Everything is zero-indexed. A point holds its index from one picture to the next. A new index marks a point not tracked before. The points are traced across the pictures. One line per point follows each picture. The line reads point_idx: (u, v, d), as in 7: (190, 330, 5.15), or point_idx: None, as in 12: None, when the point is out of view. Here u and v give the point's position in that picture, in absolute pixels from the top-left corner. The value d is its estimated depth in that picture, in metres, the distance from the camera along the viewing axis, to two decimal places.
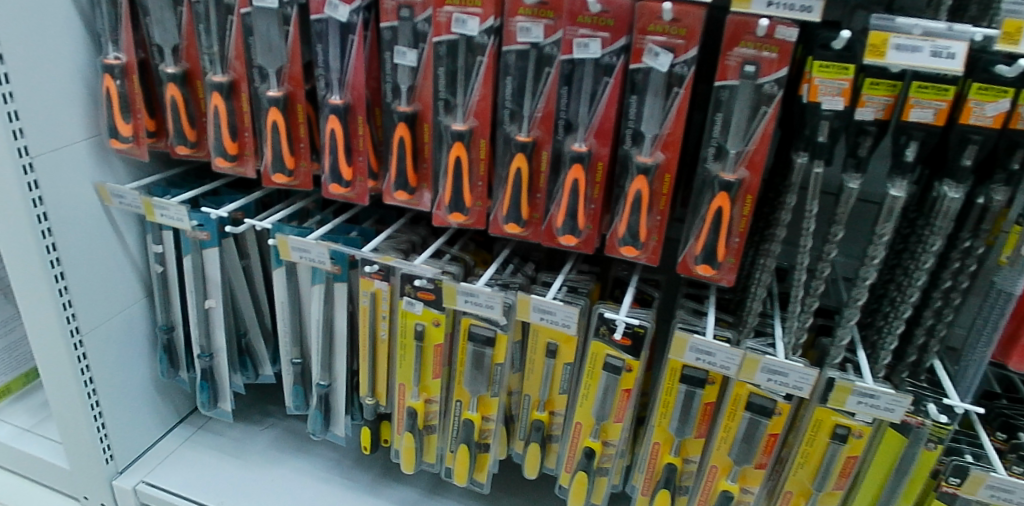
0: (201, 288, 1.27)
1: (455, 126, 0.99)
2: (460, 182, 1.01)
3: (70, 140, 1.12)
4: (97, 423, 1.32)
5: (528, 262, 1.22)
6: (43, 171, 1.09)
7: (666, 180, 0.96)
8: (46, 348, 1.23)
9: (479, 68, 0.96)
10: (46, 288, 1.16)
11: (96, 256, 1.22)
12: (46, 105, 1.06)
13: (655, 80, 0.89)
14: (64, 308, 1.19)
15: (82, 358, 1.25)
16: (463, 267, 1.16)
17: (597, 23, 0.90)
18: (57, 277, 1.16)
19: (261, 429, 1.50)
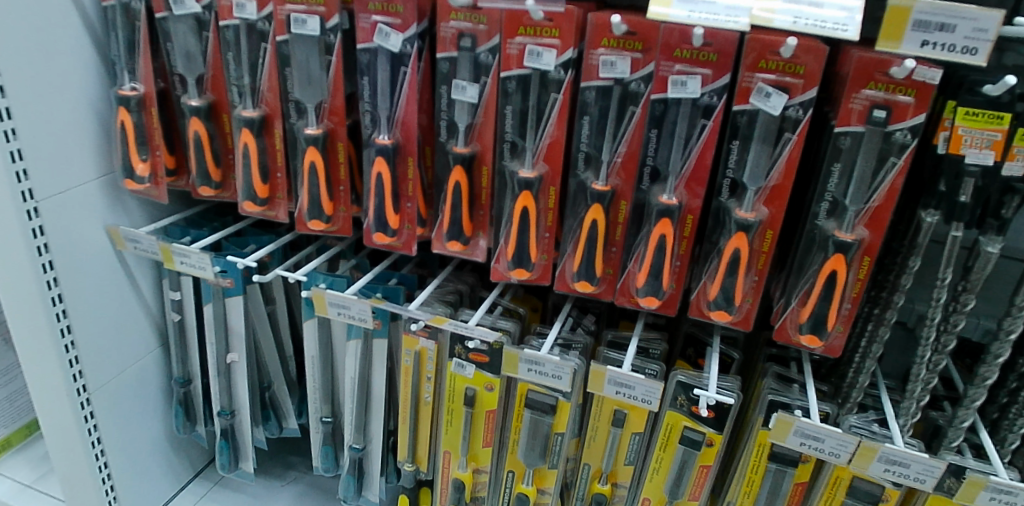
0: (224, 342, 1.13)
1: (521, 173, 0.85)
2: (525, 236, 0.88)
3: (80, 180, 0.99)
4: (105, 487, 1.18)
5: (587, 315, 1.08)
6: (49, 216, 0.96)
7: (768, 237, 0.83)
8: (47, 407, 1.10)
9: (554, 107, 0.83)
10: (51, 343, 1.03)
11: (106, 305, 1.10)
12: (53, 142, 0.94)
13: (764, 126, 0.77)
14: (70, 365, 1.06)
15: (90, 418, 1.12)
16: (519, 324, 1.02)
17: (695, 58, 0.77)
18: (63, 331, 1.04)
19: (281, 484, 1.35)
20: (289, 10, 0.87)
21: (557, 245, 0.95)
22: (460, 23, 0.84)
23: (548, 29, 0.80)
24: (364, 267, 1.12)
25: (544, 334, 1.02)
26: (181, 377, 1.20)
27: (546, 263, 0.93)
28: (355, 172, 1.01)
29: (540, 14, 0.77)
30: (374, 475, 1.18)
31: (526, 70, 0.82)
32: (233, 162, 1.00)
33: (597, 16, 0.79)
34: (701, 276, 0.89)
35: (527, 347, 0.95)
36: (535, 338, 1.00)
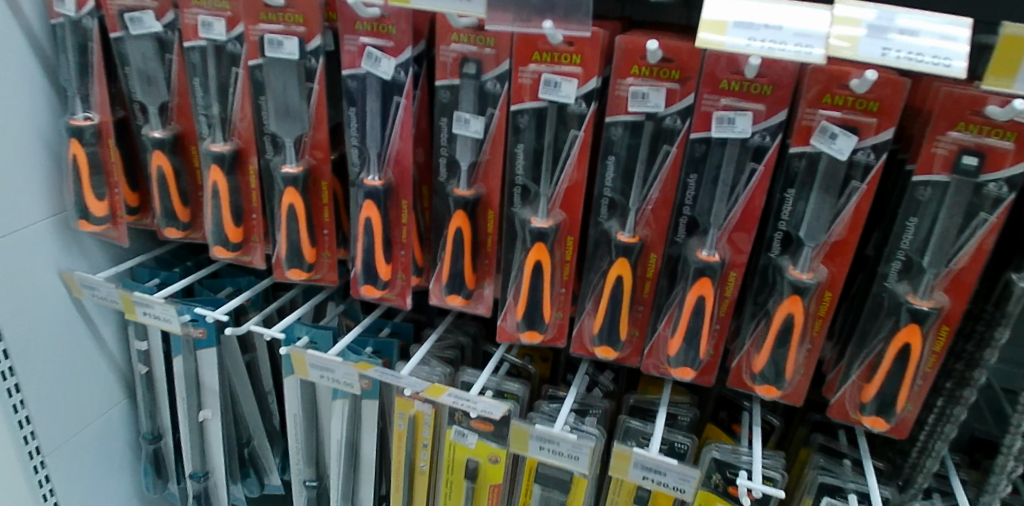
0: (194, 397, 0.99)
1: (534, 221, 0.72)
2: (539, 294, 0.75)
3: (27, 220, 0.87)
4: None
5: (604, 370, 0.95)
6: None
7: (826, 300, 0.70)
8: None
9: (575, 145, 0.70)
10: None
11: (60, 357, 0.97)
12: None
13: (827, 171, 0.64)
14: (20, 427, 0.93)
15: (44, 483, 0.98)
16: (528, 384, 0.89)
17: (746, 91, 0.64)
18: (10, 390, 0.90)
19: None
20: (262, 30, 0.74)
21: (575, 300, 0.82)
22: (464, 46, 0.72)
23: (569, 56, 0.67)
24: (353, 313, 0.99)
25: (556, 398, 0.89)
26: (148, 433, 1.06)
27: (561, 323, 0.80)
28: (341, 210, 0.88)
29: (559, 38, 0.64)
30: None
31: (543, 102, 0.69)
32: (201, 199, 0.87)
33: (626, 39, 0.66)
34: (743, 342, 0.76)
35: (540, 422, 0.82)
36: (546, 403, 0.87)
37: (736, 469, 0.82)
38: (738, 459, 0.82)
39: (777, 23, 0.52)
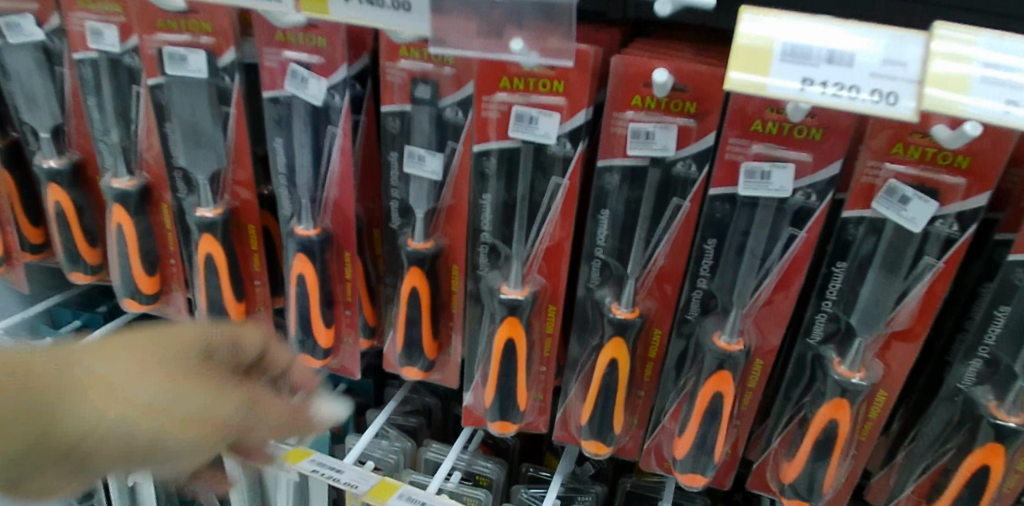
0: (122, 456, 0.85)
1: (505, 289, 0.57)
2: (512, 379, 0.59)
3: None
4: None
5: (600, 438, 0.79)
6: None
7: (876, 406, 0.54)
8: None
9: (558, 196, 0.55)
10: None
11: None
12: None
13: (892, 245, 0.47)
14: None
15: None
16: (505, 464, 0.74)
17: (787, 134, 0.48)
18: None
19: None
20: (162, 41, 0.59)
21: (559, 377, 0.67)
22: (414, 63, 0.55)
23: (547, 81, 0.51)
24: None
25: (539, 479, 0.74)
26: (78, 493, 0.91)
27: (540, 407, 0.65)
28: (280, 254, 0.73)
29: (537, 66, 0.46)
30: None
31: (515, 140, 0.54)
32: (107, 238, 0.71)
33: (626, 61, 0.49)
34: (769, 443, 0.60)
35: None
36: (525, 491, 0.71)
37: None
38: None
39: (845, 52, 0.36)
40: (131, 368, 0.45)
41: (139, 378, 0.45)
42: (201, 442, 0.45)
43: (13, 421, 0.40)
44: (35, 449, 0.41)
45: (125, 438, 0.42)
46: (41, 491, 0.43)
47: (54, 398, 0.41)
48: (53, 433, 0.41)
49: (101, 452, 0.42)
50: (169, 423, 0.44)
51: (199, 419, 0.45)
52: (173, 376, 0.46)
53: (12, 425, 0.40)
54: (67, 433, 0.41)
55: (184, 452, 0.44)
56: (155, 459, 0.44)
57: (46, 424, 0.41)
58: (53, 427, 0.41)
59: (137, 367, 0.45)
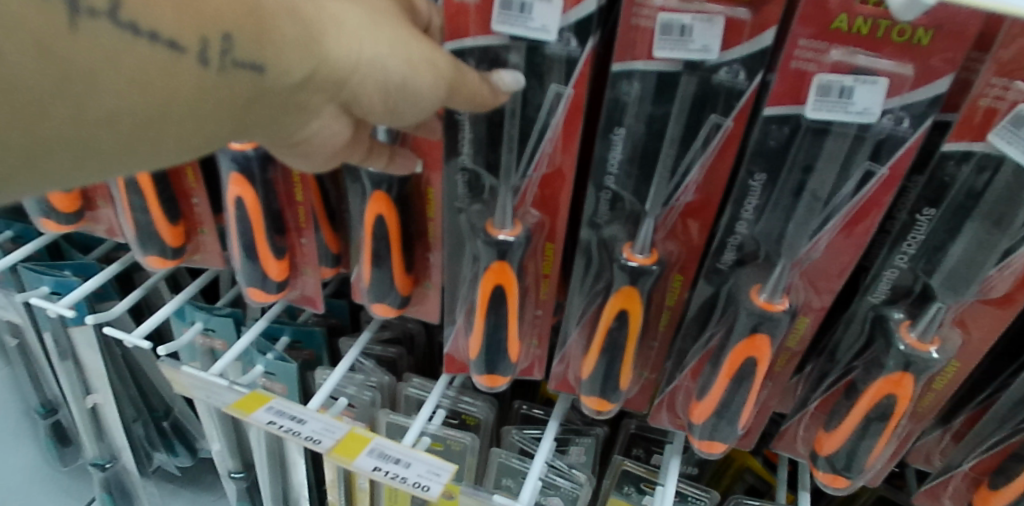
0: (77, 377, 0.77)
1: (495, 230, 0.45)
2: (503, 333, 0.48)
3: None
4: None
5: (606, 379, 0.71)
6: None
7: (943, 380, 0.46)
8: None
9: (558, 108, 0.42)
10: None
11: None
12: None
13: (1005, 191, 0.36)
14: None
15: None
16: (495, 402, 0.65)
17: (879, 36, 0.35)
18: None
19: (213, 502, 0.96)
20: None
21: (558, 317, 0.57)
22: None
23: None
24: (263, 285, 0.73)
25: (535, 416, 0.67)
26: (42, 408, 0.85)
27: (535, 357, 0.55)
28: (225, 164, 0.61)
29: None
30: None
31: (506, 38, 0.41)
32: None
33: None
34: (804, 404, 0.51)
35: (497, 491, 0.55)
36: (517, 434, 0.64)
37: None
38: None
39: None
40: (365, 12, 0.37)
41: (373, 22, 0.37)
42: (435, 67, 0.39)
43: (293, 40, 0.33)
44: (315, 74, 0.35)
45: (387, 63, 0.38)
46: (313, 131, 0.41)
47: (313, 19, 0.34)
48: (324, 60, 0.35)
49: (368, 80, 0.38)
50: (409, 59, 0.38)
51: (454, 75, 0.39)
52: (394, 26, 0.38)
53: (289, 48, 0.33)
54: (337, 60, 0.36)
55: (427, 87, 0.39)
56: (406, 92, 0.39)
57: (315, 52, 0.34)
58: (325, 61, 0.35)
59: (371, 12, 0.38)
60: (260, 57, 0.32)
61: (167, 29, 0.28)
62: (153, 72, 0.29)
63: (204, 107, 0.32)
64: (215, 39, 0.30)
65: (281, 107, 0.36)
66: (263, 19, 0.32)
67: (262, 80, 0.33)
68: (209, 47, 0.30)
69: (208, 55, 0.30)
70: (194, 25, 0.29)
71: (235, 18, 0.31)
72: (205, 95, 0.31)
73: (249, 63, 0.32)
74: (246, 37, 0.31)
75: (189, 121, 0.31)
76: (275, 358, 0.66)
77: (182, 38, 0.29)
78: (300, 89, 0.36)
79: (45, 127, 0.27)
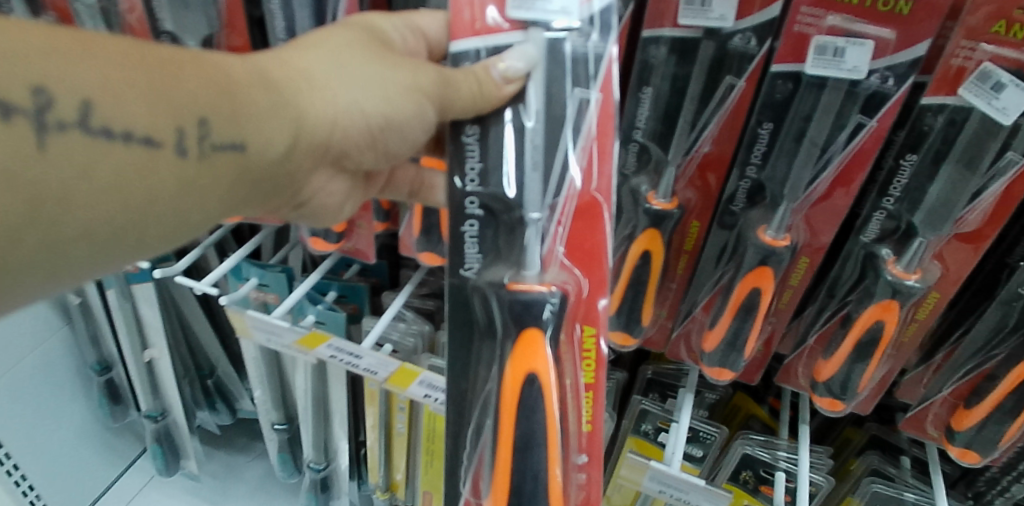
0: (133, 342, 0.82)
1: (517, 286, 0.40)
2: (539, 449, 0.41)
3: None
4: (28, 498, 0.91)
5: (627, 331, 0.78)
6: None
7: (926, 307, 0.52)
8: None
9: (588, 113, 0.40)
10: None
11: None
12: None
13: (973, 138, 0.44)
14: None
15: None
16: None
17: (868, 6, 0.42)
18: None
19: (248, 461, 1.03)
20: None
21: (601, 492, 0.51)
22: None
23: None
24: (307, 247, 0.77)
25: None
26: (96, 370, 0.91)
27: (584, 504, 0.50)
28: None
29: None
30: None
31: (519, 31, 0.38)
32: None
33: None
34: (803, 339, 0.59)
35: None
36: None
37: (773, 470, 0.67)
38: (776, 458, 0.67)
39: None
40: (340, 56, 0.40)
41: (339, 65, 0.40)
42: (420, 93, 0.40)
43: (268, 106, 0.36)
44: (297, 142, 0.38)
45: (368, 103, 0.40)
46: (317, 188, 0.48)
47: (287, 82, 0.37)
48: (302, 126, 0.38)
49: (353, 124, 0.40)
50: (388, 95, 0.40)
51: (445, 80, 0.38)
52: (369, 55, 0.41)
53: (269, 117, 0.36)
54: (318, 116, 0.39)
55: (410, 119, 0.41)
56: (392, 129, 0.42)
57: (294, 117, 0.38)
58: (306, 119, 0.38)
59: (346, 53, 0.40)
60: (238, 135, 0.35)
61: (139, 127, 0.31)
62: (132, 170, 0.31)
63: (191, 193, 0.35)
64: (190, 125, 0.33)
65: (270, 179, 0.39)
66: (237, 96, 0.35)
67: (245, 157, 0.36)
68: (185, 136, 0.33)
69: (184, 143, 0.33)
70: (169, 116, 0.32)
71: (210, 102, 0.34)
72: (187, 182, 0.34)
73: (227, 144, 0.35)
74: (220, 121, 0.34)
75: (173, 209, 0.34)
76: (324, 312, 0.72)
77: (155, 133, 0.32)
78: (285, 160, 0.39)
79: (30, 252, 0.29)
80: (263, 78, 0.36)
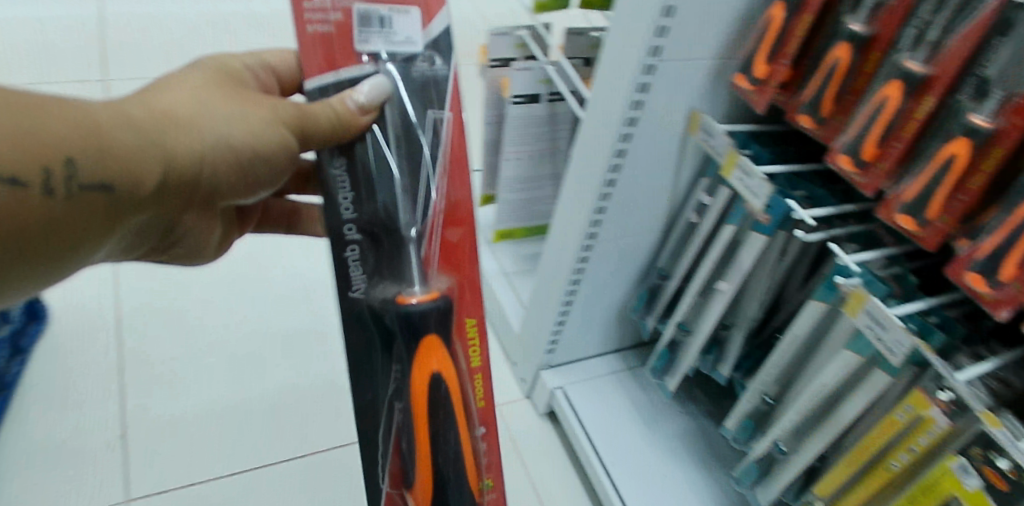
0: (707, 300, 0.82)
1: (407, 299, 0.54)
2: (448, 429, 0.58)
3: (693, 64, 0.73)
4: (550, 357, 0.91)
5: None
6: (653, 104, 0.74)
7: None
8: (536, 278, 0.87)
9: (442, 129, 0.54)
10: (580, 215, 0.79)
11: (647, 188, 0.80)
12: (702, 20, 0.70)
13: None
14: (580, 248, 0.80)
15: (567, 306, 0.85)
16: None
17: None
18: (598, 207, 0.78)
19: None
20: None
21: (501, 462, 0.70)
22: None
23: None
24: (906, 282, 0.71)
25: None
26: (643, 301, 0.87)
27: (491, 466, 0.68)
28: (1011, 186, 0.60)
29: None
30: (776, 485, 0.79)
31: (371, 62, 0.52)
32: (852, 108, 0.70)
33: None
34: None
35: None
36: None
37: None
38: None
39: None
40: (198, 98, 0.47)
41: (206, 107, 0.47)
42: (278, 122, 0.49)
43: (135, 143, 0.43)
44: (170, 169, 0.45)
45: (231, 134, 0.47)
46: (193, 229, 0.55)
47: (157, 124, 0.44)
48: (172, 162, 0.45)
49: (219, 158, 0.47)
50: (250, 129, 0.48)
51: (305, 114, 0.49)
52: (225, 100, 0.49)
53: (144, 154, 0.43)
54: (188, 151, 0.45)
55: (275, 149, 0.50)
56: (258, 159, 0.49)
57: (165, 153, 0.44)
58: (176, 153, 0.45)
59: (199, 90, 0.48)
60: (104, 176, 0.42)
61: (11, 169, 0.38)
62: (10, 209, 0.39)
63: (73, 224, 0.43)
64: (57, 166, 0.40)
65: (145, 210, 0.46)
66: (107, 136, 0.41)
67: (111, 197, 0.43)
68: (51, 175, 0.40)
69: (53, 183, 0.40)
70: (37, 160, 0.39)
71: (80, 144, 0.40)
72: (59, 217, 0.42)
73: (96, 184, 0.41)
74: (86, 166, 0.41)
75: (61, 234, 0.43)
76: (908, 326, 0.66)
77: (24, 175, 0.39)
78: (161, 190, 0.45)
79: None
80: (134, 122, 0.43)
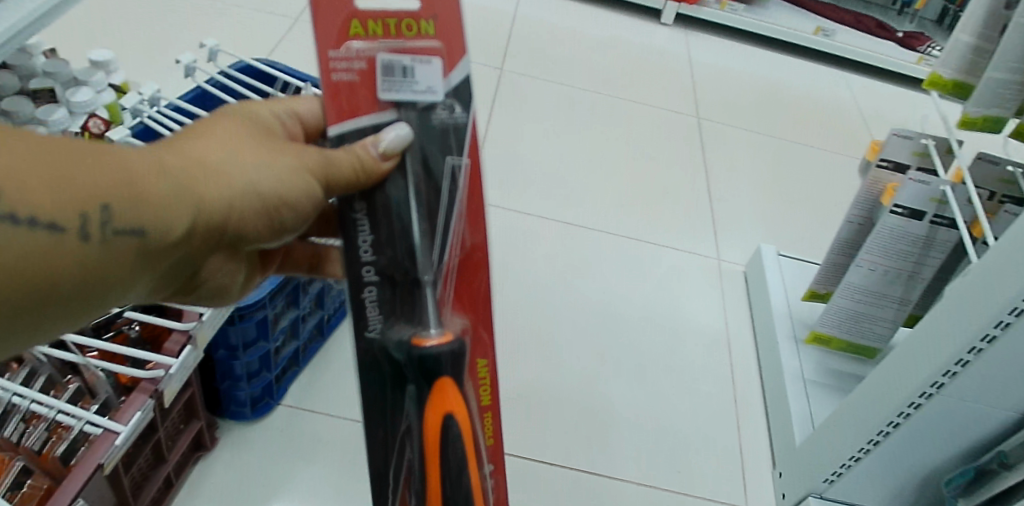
0: None
1: (426, 341, 0.46)
2: (465, 479, 0.48)
3: None
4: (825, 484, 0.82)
5: None
6: None
7: None
8: (847, 399, 0.80)
9: (459, 178, 0.48)
10: (928, 360, 0.69)
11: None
12: None
13: None
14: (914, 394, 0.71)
15: (873, 443, 0.76)
16: None
17: None
18: (957, 362, 0.67)
19: None
20: None
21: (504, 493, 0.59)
22: None
23: (408, 22, 0.45)
24: None
25: None
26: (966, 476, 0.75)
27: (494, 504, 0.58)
28: None
29: (351, 45, 0.45)
30: None
31: (389, 110, 0.46)
32: None
33: None
34: None
35: None
36: None
37: None
38: None
39: None
40: (225, 145, 0.41)
41: (231, 153, 0.40)
42: (303, 168, 0.43)
43: (170, 187, 0.35)
44: (204, 216, 0.38)
45: (262, 183, 0.41)
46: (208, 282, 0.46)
47: (188, 169, 0.37)
48: (206, 205, 0.37)
49: (249, 208, 0.40)
50: (280, 174, 0.42)
51: (328, 161, 0.43)
52: (253, 147, 0.42)
53: (179, 200, 0.36)
54: (220, 196, 0.38)
55: (306, 199, 0.43)
56: (286, 208, 0.43)
57: (200, 198, 0.37)
58: (209, 201, 0.38)
59: (225, 137, 0.41)
60: (141, 221, 0.34)
61: (49, 214, 0.30)
62: (36, 260, 0.31)
63: (104, 275, 0.35)
64: (95, 210, 0.32)
65: (162, 264, 0.38)
66: (140, 179, 0.34)
67: (145, 243, 0.35)
68: (90, 221, 0.32)
69: (91, 231, 0.32)
70: (75, 201, 0.31)
71: (118, 182, 0.33)
72: (88, 270, 0.33)
73: (130, 230, 0.34)
74: (125, 209, 0.33)
75: (87, 286, 0.34)
76: None
77: (61, 219, 0.31)
78: (188, 238, 0.38)
79: None
80: (168, 166, 0.36)
